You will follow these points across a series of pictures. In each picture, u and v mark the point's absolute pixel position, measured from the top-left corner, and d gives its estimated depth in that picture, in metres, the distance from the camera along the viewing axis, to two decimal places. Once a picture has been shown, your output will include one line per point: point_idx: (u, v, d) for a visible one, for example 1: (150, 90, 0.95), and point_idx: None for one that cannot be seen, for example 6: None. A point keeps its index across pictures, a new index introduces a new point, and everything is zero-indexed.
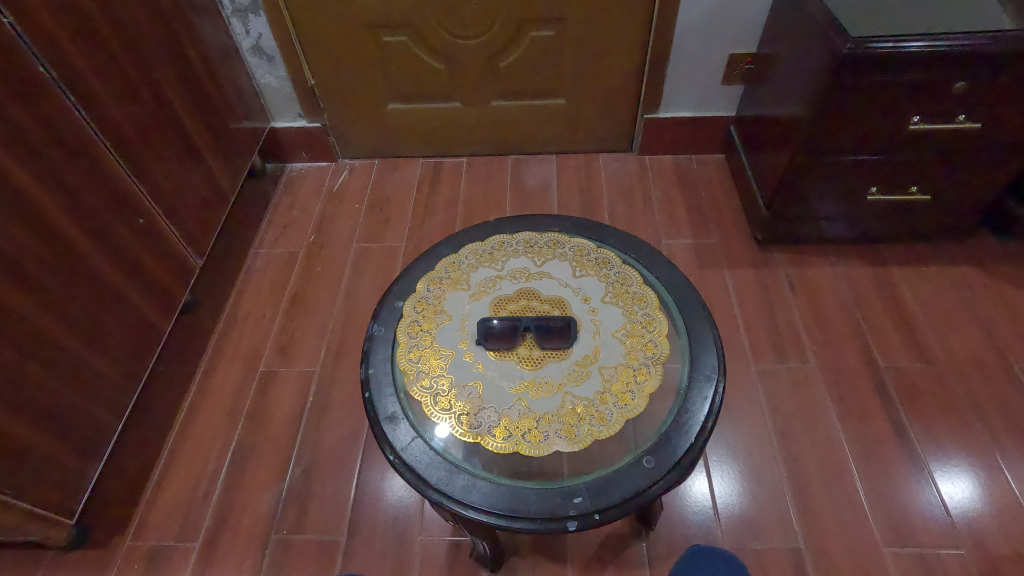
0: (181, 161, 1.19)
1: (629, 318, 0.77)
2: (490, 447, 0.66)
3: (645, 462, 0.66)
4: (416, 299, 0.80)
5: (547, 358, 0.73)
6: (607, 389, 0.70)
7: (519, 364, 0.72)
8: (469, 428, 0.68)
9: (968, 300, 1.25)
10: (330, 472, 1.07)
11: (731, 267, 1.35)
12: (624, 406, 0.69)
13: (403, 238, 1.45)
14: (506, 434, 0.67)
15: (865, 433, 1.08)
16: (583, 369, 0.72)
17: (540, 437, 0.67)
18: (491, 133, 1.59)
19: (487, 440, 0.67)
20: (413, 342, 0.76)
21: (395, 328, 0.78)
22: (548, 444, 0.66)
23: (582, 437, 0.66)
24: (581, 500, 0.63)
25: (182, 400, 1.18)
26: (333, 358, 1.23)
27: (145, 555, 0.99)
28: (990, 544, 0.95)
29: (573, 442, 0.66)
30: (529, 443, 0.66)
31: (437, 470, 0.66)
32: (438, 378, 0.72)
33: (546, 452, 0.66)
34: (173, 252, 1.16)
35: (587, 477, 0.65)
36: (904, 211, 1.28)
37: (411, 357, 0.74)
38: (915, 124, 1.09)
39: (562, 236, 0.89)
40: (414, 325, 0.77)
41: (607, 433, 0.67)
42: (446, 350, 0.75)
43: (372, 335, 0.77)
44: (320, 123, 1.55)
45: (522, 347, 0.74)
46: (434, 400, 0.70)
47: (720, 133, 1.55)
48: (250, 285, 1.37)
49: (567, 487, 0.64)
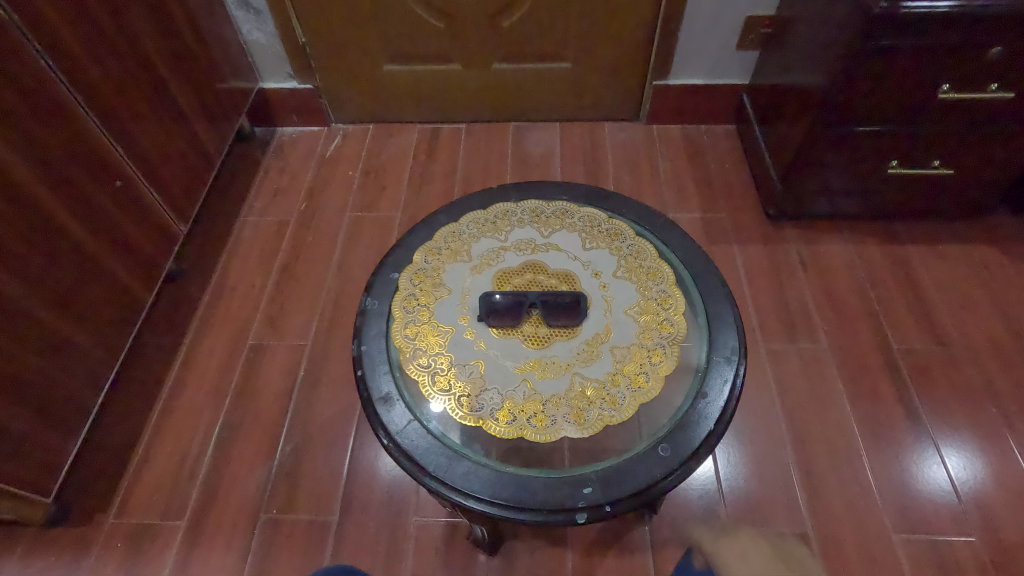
0: (163, 123, 1.12)
1: (643, 294, 0.72)
2: (493, 432, 0.62)
3: (661, 450, 0.62)
4: (412, 270, 0.75)
5: (554, 337, 0.68)
6: (618, 371, 0.65)
7: (524, 343, 0.68)
8: (470, 411, 0.63)
9: (986, 281, 1.21)
10: (322, 450, 1.03)
11: (741, 243, 1.29)
12: (636, 389, 0.64)
13: (399, 207, 1.38)
14: (509, 418, 0.63)
15: (876, 417, 1.05)
16: (593, 349, 0.67)
17: (547, 421, 0.62)
18: (491, 98, 1.51)
19: (489, 424, 0.62)
20: (410, 317, 0.70)
21: (390, 302, 0.72)
22: (554, 430, 0.62)
23: (592, 422, 0.62)
24: (590, 491, 0.60)
25: (167, 374, 1.13)
26: (325, 331, 1.18)
27: (130, 534, 0.95)
28: (1001, 533, 0.93)
29: (582, 427, 0.62)
30: (534, 428, 0.62)
31: (436, 456, 0.62)
32: (437, 357, 0.67)
33: (553, 437, 0.62)
34: (156, 220, 1.10)
35: (597, 466, 0.61)
36: (923, 186, 1.22)
37: (407, 333, 0.69)
38: (944, 93, 1.02)
39: (571, 205, 0.83)
40: (411, 299, 0.72)
41: (618, 419, 0.62)
42: (445, 327, 0.70)
43: (365, 309, 0.72)
44: (311, 84, 1.46)
45: (527, 324, 0.69)
46: (432, 379, 0.65)
47: (732, 102, 1.48)
48: (238, 254, 1.31)
49: (576, 477, 0.61)
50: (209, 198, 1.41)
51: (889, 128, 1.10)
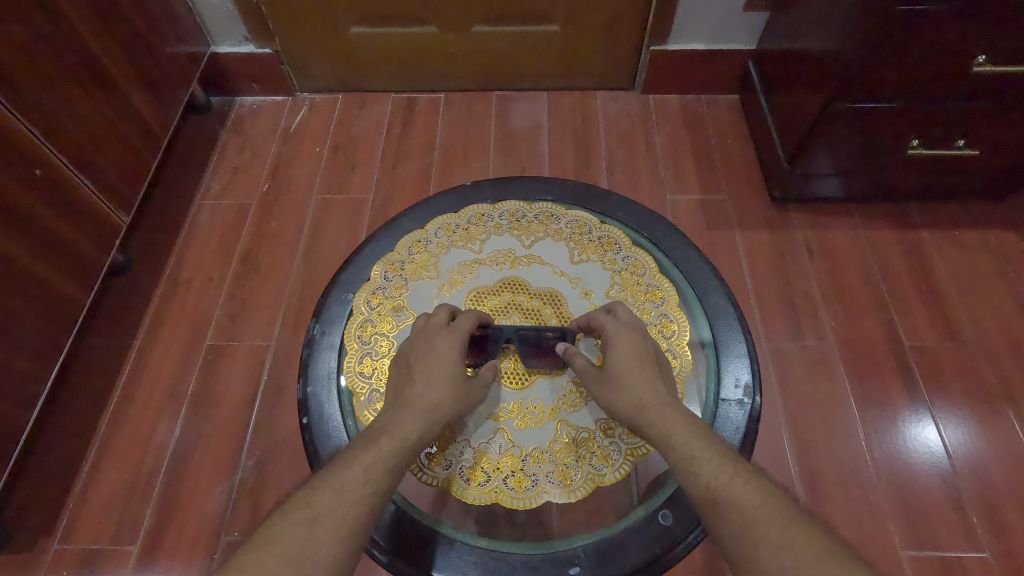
0: (95, 100, 0.98)
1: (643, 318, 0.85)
2: (470, 499, 0.75)
3: (656, 519, 0.75)
4: (369, 293, 0.87)
5: (537, 376, 0.84)
6: (597, 427, 0.80)
7: (507, 385, 0.83)
8: (446, 470, 0.77)
9: (1004, 269, 1.12)
10: (287, 464, 0.95)
11: (743, 228, 1.19)
12: (628, 445, 0.78)
13: (371, 188, 1.26)
14: (490, 478, 0.77)
15: (885, 421, 0.98)
16: (575, 398, 0.82)
17: (527, 484, 0.76)
18: (472, 65, 1.37)
19: (467, 491, 0.76)
20: (364, 349, 0.82)
21: (344, 332, 0.84)
22: (536, 493, 0.76)
23: (577, 487, 0.76)
24: (576, 570, 0.73)
25: (116, 379, 1.03)
26: (290, 330, 1.07)
27: (76, 560, 0.87)
28: (1014, 548, 0.87)
29: (567, 491, 0.76)
30: (514, 493, 0.76)
31: (433, 543, 0.75)
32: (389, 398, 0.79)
33: (534, 502, 0.75)
34: (85, 208, 0.98)
35: (582, 546, 0.74)
36: (942, 167, 1.12)
37: (360, 371, 0.81)
38: (981, 65, 0.90)
39: (556, 209, 0.98)
40: (366, 327, 0.84)
41: (606, 479, 0.76)
42: None
43: (315, 336, 0.84)
44: (271, 49, 1.31)
45: (507, 362, 0.84)
46: None
47: (736, 69, 1.35)
48: (194, 243, 1.19)
49: (563, 558, 0.74)
50: (161, 179, 1.28)
51: (912, 104, 0.98)
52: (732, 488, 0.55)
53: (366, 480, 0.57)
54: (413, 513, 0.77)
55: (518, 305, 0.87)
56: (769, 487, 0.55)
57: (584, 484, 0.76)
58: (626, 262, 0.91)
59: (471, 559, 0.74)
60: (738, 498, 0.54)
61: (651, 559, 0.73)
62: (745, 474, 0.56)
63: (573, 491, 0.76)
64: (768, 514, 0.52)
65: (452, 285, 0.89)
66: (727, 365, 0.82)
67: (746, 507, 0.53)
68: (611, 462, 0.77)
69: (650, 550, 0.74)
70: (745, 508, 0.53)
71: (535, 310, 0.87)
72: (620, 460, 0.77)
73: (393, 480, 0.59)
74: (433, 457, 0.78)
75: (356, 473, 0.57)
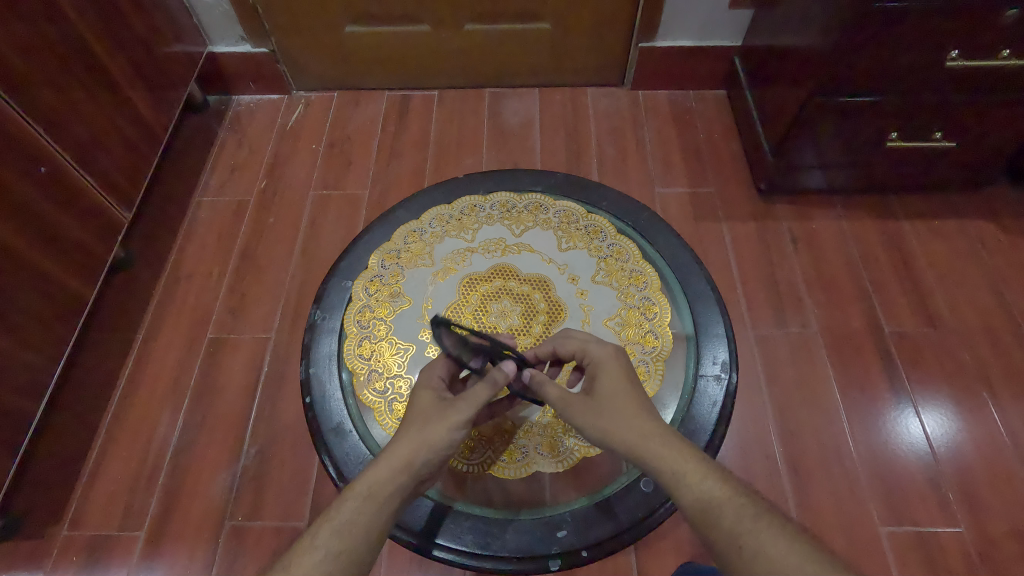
0: (95, 99, 1.01)
1: (627, 303, 0.88)
2: (465, 469, 0.82)
3: (639, 486, 0.81)
4: (367, 280, 0.90)
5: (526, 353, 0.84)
6: None
7: None
8: None
9: (981, 257, 1.16)
10: (288, 451, 0.97)
11: (730, 220, 1.23)
12: None
13: (367, 183, 1.29)
14: (482, 449, 0.83)
15: (866, 405, 1.01)
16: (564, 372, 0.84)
17: (519, 454, 0.82)
18: (465, 63, 1.40)
19: (463, 462, 0.83)
20: (362, 333, 0.85)
21: (343, 317, 0.87)
22: (528, 463, 0.82)
23: (566, 457, 0.82)
24: (563, 535, 0.79)
25: (120, 372, 1.06)
26: (289, 323, 1.10)
27: (85, 546, 0.90)
28: (988, 523, 0.91)
29: (557, 461, 0.82)
30: (507, 463, 0.82)
31: (431, 512, 0.80)
32: (387, 379, 0.82)
33: (526, 471, 0.82)
34: (88, 204, 1.00)
35: (570, 512, 0.80)
36: (921, 158, 1.15)
37: (359, 353, 0.84)
38: (953, 60, 0.94)
39: (544, 199, 1.00)
40: (364, 312, 0.87)
41: (591, 449, 0.82)
42: (400, 344, 0.85)
43: (317, 321, 0.88)
44: (266, 49, 1.34)
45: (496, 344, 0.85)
46: (390, 405, 0.79)
47: (723, 65, 1.38)
48: (194, 238, 1.22)
49: (552, 523, 0.79)
50: (160, 177, 1.30)
51: (890, 97, 1.02)
52: (757, 530, 0.51)
53: (315, 549, 0.52)
54: None
55: (508, 290, 0.90)
56: (795, 529, 0.51)
57: (572, 455, 0.82)
58: (611, 248, 0.93)
59: (466, 525, 0.79)
60: (770, 550, 0.49)
61: (634, 523, 0.79)
62: (768, 517, 0.52)
63: (562, 462, 0.82)
64: (804, 565, 0.47)
65: (446, 272, 0.92)
66: (706, 346, 0.85)
67: (775, 553, 0.49)
68: None
69: (633, 514, 0.80)
70: (778, 561, 0.48)
71: (525, 295, 0.89)
72: None
73: (349, 541, 0.53)
74: None
75: (308, 546, 0.52)
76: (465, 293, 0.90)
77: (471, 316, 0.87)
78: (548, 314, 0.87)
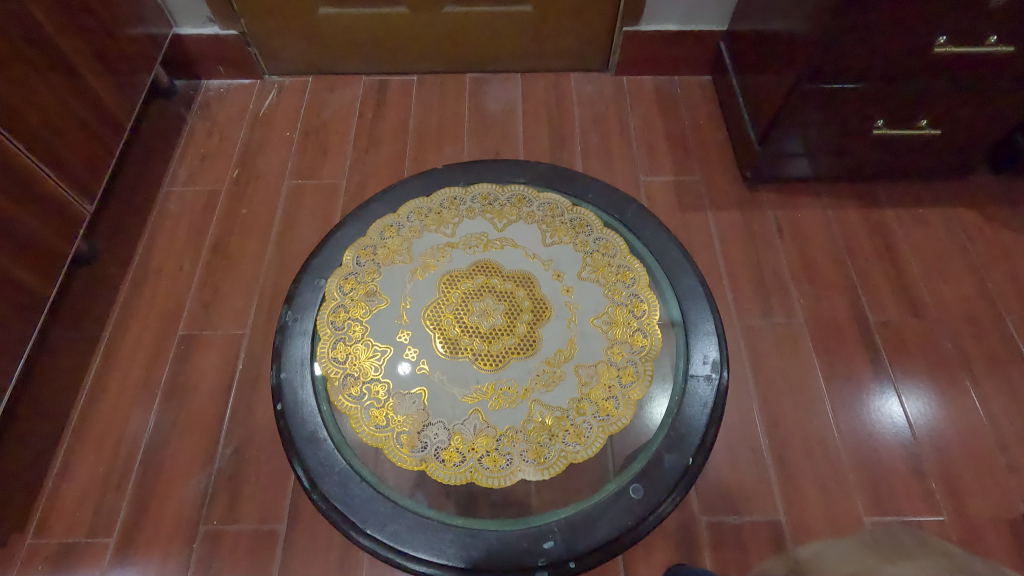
0: (51, 84, 0.95)
1: (613, 300, 0.85)
2: (436, 474, 0.72)
3: (633, 491, 0.73)
4: (341, 278, 0.86)
5: (511, 358, 0.80)
6: (584, 397, 0.77)
7: (475, 365, 0.79)
8: (414, 452, 0.73)
9: (963, 246, 1.16)
10: (264, 452, 0.94)
11: (716, 209, 1.21)
12: (604, 418, 0.76)
13: (344, 172, 1.24)
14: (457, 458, 0.73)
15: (850, 394, 1.01)
16: (555, 370, 0.79)
17: (500, 461, 0.73)
18: (444, 47, 1.35)
19: (432, 465, 0.73)
20: (338, 336, 0.81)
21: (317, 318, 0.83)
22: (512, 472, 0.73)
23: (553, 464, 0.73)
24: (552, 545, 0.71)
25: (86, 370, 1.02)
26: (265, 319, 1.06)
27: (51, 554, 0.86)
28: (970, 510, 0.91)
29: (541, 468, 0.73)
30: (489, 467, 0.73)
31: (397, 523, 0.71)
32: (362, 385, 0.78)
33: (510, 480, 0.72)
34: (46, 196, 0.95)
35: (560, 517, 0.72)
36: (907, 146, 1.14)
37: (334, 356, 0.80)
38: (941, 46, 0.92)
39: (527, 191, 0.98)
40: (339, 312, 0.83)
41: (583, 454, 0.74)
42: (378, 346, 0.81)
43: (287, 324, 0.84)
44: (236, 30, 1.28)
45: (478, 348, 0.81)
46: (368, 413, 0.76)
47: (709, 51, 1.35)
48: (163, 230, 1.17)
49: (540, 532, 0.71)
50: (126, 165, 1.24)
51: (877, 85, 1.00)
52: None
53: None
54: (386, 492, 0.73)
55: (491, 287, 0.86)
56: None
57: (558, 461, 0.73)
58: (598, 243, 0.91)
59: (447, 537, 0.71)
60: None
61: (622, 532, 0.72)
62: None
63: (547, 470, 0.73)
64: None
65: (425, 269, 0.88)
66: (695, 343, 0.83)
67: None
68: (585, 439, 0.74)
69: (621, 523, 0.72)
70: None
71: (507, 293, 0.86)
72: (593, 437, 0.75)
73: None
74: (406, 441, 0.74)
75: None
76: (445, 291, 0.86)
77: (452, 316, 0.83)
78: (533, 312, 0.84)
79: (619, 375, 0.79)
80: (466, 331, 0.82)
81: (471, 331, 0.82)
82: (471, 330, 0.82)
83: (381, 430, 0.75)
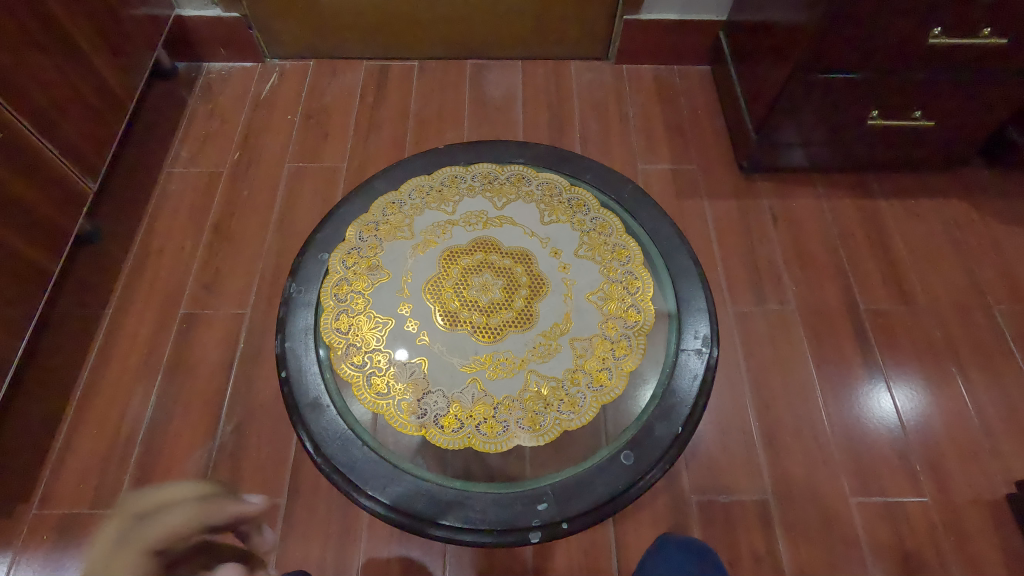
0: (56, 64, 0.96)
1: (608, 276, 0.87)
2: (434, 439, 0.73)
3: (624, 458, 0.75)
4: (345, 253, 0.88)
5: (509, 330, 0.82)
6: (579, 368, 0.79)
7: (474, 338, 0.81)
8: (415, 418, 0.75)
9: (955, 238, 1.18)
10: (265, 428, 0.96)
11: (712, 198, 1.22)
12: (599, 388, 0.77)
13: (344, 156, 1.25)
14: (456, 425, 0.74)
15: (841, 381, 1.03)
16: (552, 343, 0.81)
17: (497, 429, 0.74)
18: (445, 32, 1.36)
19: (431, 431, 0.74)
20: (340, 307, 0.83)
21: (320, 290, 0.85)
22: (509, 439, 0.74)
23: (548, 432, 0.74)
24: (545, 508, 0.73)
25: (89, 347, 1.03)
26: (265, 299, 1.08)
27: (55, 525, 0.88)
28: (953, 492, 0.94)
29: (538, 436, 0.74)
30: (486, 434, 0.74)
31: (395, 485, 0.73)
32: (364, 354, 0.79)
33: (506, 447, 0.74)
34: (51, 174, 0.96)
35: (553, 484, 0.74)
36: (901, 136, 1.16)
37: (337, 327, 0.81)
38: (937, 37, 0.94)
39: (527, 172, 0.99)
40: (343, 285, 0.85)
41: (577, 422, 0.75)
42: (380, 317, 0.82)
43: (292, 295, 0.85)
44: (238, 13, 1.28)
45: (477, 320, 0.82)
46: (369, 381, 0.77)
47: (708, 40, 1.36)
48: (165, 210, 1.18)
49: (533, 496, 0.73)
50: (128, 146, 1.25)
51: (872, 75, 1.02)
52: None
53: None
54: (386, 456, 0.75)
55: (489, 263, 0.88)
56: None
57: (553, 428, 0.75)
58: (595, 222, 0.92)
59: (445, 499, 0.73)
60: None
61: (613, 497, 0.74)
62: None
63: (542, 436, 0.74)
64: None
65: (426, 245, 0.89)
66: (687, 320, 0.85)
67: None
68: (579, 408, 0.76)
69: (612, 487, 0.74)
70: None
71: (506, 268, 0.87)
72: (587, 406, 0.76)
73: None
74: (406, 407, 0.75)
75: None
76: (445, 266, 0.87)
77: (451, 290, 0.85)
78: (530, 288, 0.86)
79: (614, 347, 0.80)
80: (465, 305, 0.84)
81: (470, 304, 0.84)
82: (470, 303, 0.84)
83: (382, 398, 0.76)
